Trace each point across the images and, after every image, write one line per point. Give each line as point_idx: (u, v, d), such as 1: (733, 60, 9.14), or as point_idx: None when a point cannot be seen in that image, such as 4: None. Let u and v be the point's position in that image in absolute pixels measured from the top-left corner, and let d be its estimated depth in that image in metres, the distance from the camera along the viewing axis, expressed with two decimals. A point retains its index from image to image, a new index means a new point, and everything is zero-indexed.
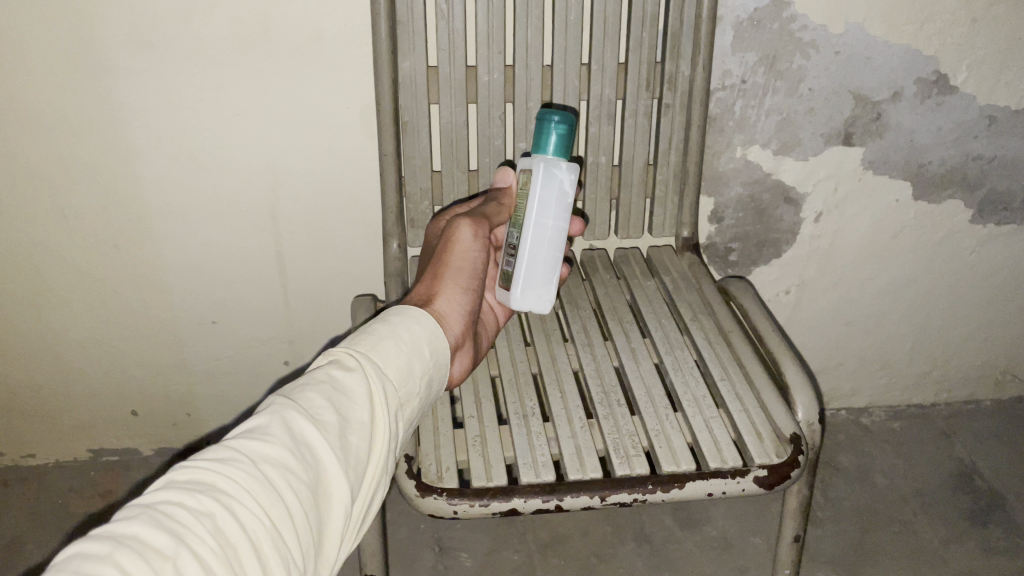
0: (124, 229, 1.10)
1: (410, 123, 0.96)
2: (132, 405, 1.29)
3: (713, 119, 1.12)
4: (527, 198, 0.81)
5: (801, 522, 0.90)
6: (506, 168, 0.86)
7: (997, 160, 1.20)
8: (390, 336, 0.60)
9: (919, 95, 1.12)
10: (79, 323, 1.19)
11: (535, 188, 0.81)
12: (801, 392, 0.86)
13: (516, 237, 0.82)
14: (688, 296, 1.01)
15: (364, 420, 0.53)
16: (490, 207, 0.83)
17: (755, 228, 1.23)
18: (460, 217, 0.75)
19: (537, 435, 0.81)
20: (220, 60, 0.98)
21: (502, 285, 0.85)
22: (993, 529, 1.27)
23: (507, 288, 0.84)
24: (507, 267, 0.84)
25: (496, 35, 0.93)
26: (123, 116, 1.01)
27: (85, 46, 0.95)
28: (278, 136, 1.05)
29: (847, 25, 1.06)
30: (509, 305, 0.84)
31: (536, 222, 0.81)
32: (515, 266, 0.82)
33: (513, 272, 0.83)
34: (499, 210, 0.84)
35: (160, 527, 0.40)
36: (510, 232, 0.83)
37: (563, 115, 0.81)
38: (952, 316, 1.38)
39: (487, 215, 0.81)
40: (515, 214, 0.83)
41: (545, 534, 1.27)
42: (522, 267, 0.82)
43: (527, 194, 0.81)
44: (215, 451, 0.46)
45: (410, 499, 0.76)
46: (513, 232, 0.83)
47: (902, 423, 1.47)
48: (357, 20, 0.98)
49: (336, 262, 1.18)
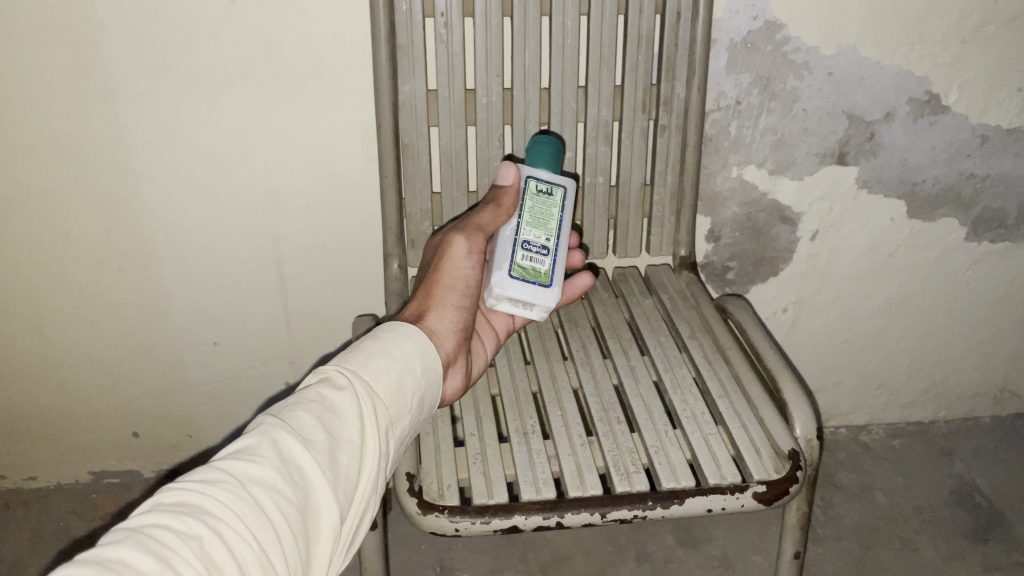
0: (128, 251, 1.11)
1: (410, 145, 0.98)
2: (133, 428, 1.30)
3: (708, 139, 1.14)
4: (556, 208, 0.83)
5: (801, 538, 0.90)
6: (505, 166, 0.81)
7: (990, 178, 1.21)
8: (382, 354, 0.61)
9: (911, 114, 1.14)
10: (80, 344, 1.19)
11: (565, 202, 0.84)
12: (799, 409, 0.86)
13: (549, 239, 0.82)
14: (685, 315, 1.01)
15: (353, 439, 0.54)
16: (487, 210, 0.79)
17: (752, 246, 1.25)
18: (452, 233, 0.76)
19: (537, 452, 0.81)
20: (221, 84, 1.00)
21: (532, 283, 0.81)
22: (994, 545, 1.28)
23: (541, 287, 0.81)
24: (535, 264, 0.81)
25: (493, 59, 0.95)
26: (125, 140, 1.03)
27: (93, 73, 0.97)
28: (280, 159, 1.07)
29: (839, 46, 1.08)
30: (540, 305, 0.81)
31: (565, 233, 0.84)
32: (550, 266, 0.82)
33: (547, 271, 0.82)
34: (495, 212, 0.80)
35: (146, 550, 0.41)
36: (536, 233, 0.82)
37: (558, 143, 0.88)
38: (948, 333, 1.39)
39: (481, 220, 0.79)
40: (541, 217, 0.82)
41: (546, 553, 1.26)
42: (557, 269, 0.83)
43: (556, 206, 0.84)
44: (203, 472, 0.47)
45: (412, 517, 0.77)
46: (542, 236, 0.82)
47: (902, 440, 1.47)
48: (358, 45, 1.00)
49: (338, 282, 1.18)
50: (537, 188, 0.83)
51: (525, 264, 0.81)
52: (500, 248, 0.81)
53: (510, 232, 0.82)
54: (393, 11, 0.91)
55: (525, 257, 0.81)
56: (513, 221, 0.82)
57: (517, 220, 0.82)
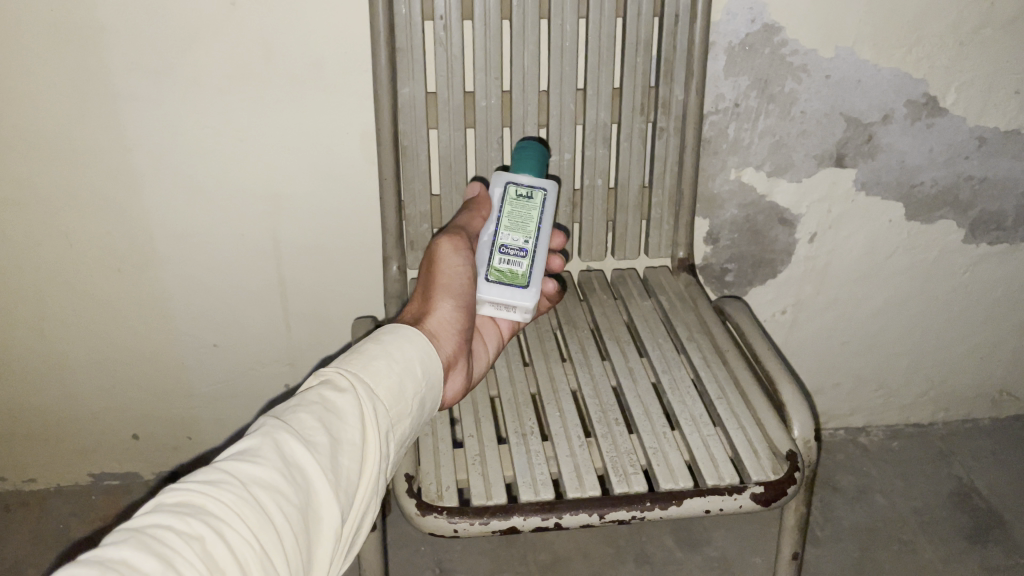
0: (128, 252, 1.12)
1: (409, 148, 0.98)
2: (133, 430, 1.30)
3: (707, 141, 1.14)
4: (535, 210, 0.83)
5: (799, 539, 0.90)
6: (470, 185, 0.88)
7: (987, 181, 1.22)
8: (382, 355, 0.61)
9: (909, 117, 1.14)
10: (81, 345, 1.20)
11: (545, 204, 0.84)
12: (797, 410, 0.87)
13: (527, 242, 0.82)
14: (684, 316, 1.02)
15: (354, 441, 0.54)
16: (465, 214, 0.83)
17: (751, 248, 1.25)
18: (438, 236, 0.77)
19: (536, 453, 0.82)
20: (222, 87, 1.00)
21: (509, 285, 0.81)
22: (993, 547, 1.28)
23: (518, 288, 0.81)
24: (512, 266, 0.81)
25: (493, 62, 0.95)
26: (125, 142, 1.03)
27: (94, 76, 0.98)
28: (280, 161, 1.07)
29: (836, 49, 1.08)
30: (518, 305, 0.81)
31: (546, 235, 0.84)
32: (528, 267, 0.81)
33: (524, 273, 0.81)
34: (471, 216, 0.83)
35: (149, 551, 0.41)
36: (512, 236, 0.82)
37: (542, 147, 0.88)
38: (947, 335, 1.39)
39: (459, 222, 0.82)
40: (518, 219, 0.82)
41: (545, 555, 1.27)
42: (536, 271, 0.82)
43: (535, 208, 0.83)
44: (205, 473, 0.47)
45: (411, 518, 0.77)
46: (518, 238, 0.82)
47: (901, 442, 1.47)
48: (358, 47, 1.00)
49: (337, 284, 1.19)
50: (516, 193, 0.84)
51: (502, 267, 0.81)
52: (479, 253, 0.83)
53: (488, 236, 0.83)
54: (392, 14, 0.92)
55: (502, 261, 0.81)
56: (492, 226, 0.83)
57: (496, 225, 0.83)
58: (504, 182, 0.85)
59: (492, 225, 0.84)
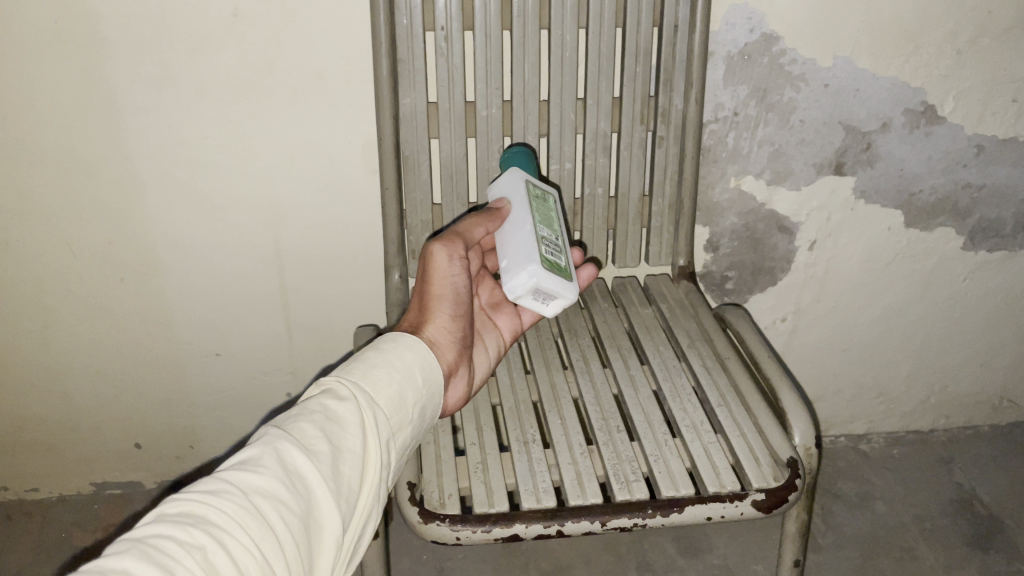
0: (132, 261, 1.12)
1: (410, 157, 0.99)
2: (137, 439, 1.30)
3: (707, 150, 1.15)
4: (554, 212, 0.87)
5: (800, 546, 0.90)
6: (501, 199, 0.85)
7: (986, 188, 1.23)
8: (382, 364, 0.62)
9: (908, 125, 1.15)
10: (84, 354, 1.20)
11: (557, 209, 0.88)
12: (798, 417, 0.87)
13: (558, 239, 0.84)
14: (684, 324, 1.02)
15: (355, 450, 0.55)
16: (468, 220, 0.81)
17: (751, 256, 1.26)
18: (431, 243, 0.76)
19: (538, 461, 0.82)
20: (224, 97, 1.01)
21: (557, 274, 0.80)
22: (994, 554, 1.28)
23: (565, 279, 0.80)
24: (556, 258, 0.81)
25: (493, 72, 0.96)
26: (129, 152, 1.04)
27: (98, 87, 0.99)
28: (283, 171, 1.08)
29: (835, 58, 1.09)
30: (564, 294, 0.80)
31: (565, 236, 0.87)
32: (566, 262, 0.82)
33: (566, 267, 0.82)
34: (482, 221, 0.81)
35: (151, 561, 0.41)
36: (547, 230, 0.83)
37: (522, 150, 0.94)
38: (947, 341, 1.39)
39: (461, 228, 0.79)
40: (546, 216, 0.85)
41: (547, 563, 1.27)
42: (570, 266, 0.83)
43: (553, 210, 0.87)
44: (206, 483, 0.48)
45: (413, 526, 0.77)
46: (551, 232, 0.83)
47: (901, 449, 1.48)
48: (359, 58, 1.01)
49: (338, 293, 1.19)
50: (535, 194, 0.86)
51: (550, 257, 0.80)
52: (523, 242, 0.80)
53: (527, 226, 0.81)
54: (393, 26, 0.93)
55: (548, 251, 0.80)
56: (525, 217, 0.82)
57: (531, 218, 0.82)
58: (523, 183, 0.86)
59: (525, 217, 0.82)
